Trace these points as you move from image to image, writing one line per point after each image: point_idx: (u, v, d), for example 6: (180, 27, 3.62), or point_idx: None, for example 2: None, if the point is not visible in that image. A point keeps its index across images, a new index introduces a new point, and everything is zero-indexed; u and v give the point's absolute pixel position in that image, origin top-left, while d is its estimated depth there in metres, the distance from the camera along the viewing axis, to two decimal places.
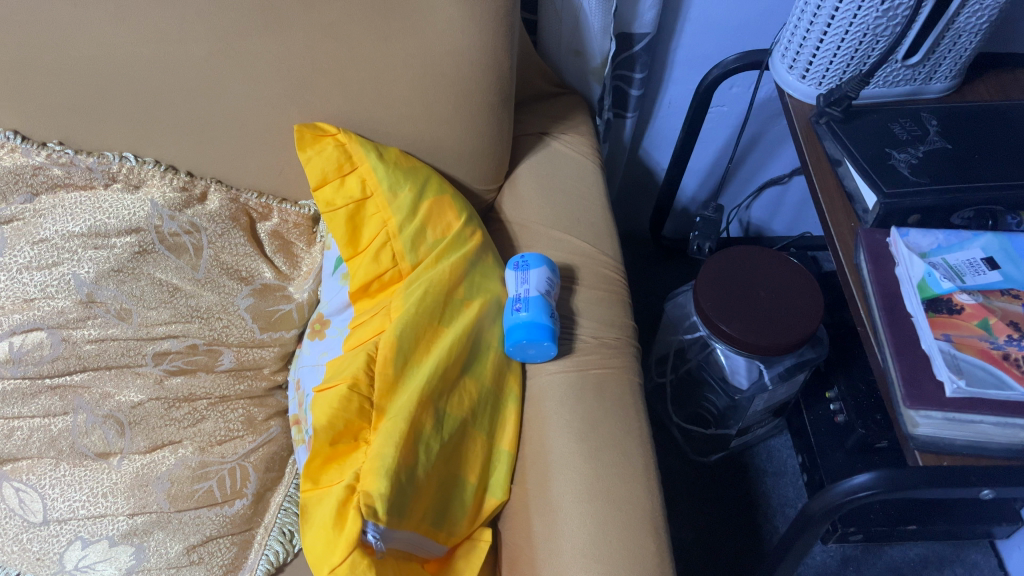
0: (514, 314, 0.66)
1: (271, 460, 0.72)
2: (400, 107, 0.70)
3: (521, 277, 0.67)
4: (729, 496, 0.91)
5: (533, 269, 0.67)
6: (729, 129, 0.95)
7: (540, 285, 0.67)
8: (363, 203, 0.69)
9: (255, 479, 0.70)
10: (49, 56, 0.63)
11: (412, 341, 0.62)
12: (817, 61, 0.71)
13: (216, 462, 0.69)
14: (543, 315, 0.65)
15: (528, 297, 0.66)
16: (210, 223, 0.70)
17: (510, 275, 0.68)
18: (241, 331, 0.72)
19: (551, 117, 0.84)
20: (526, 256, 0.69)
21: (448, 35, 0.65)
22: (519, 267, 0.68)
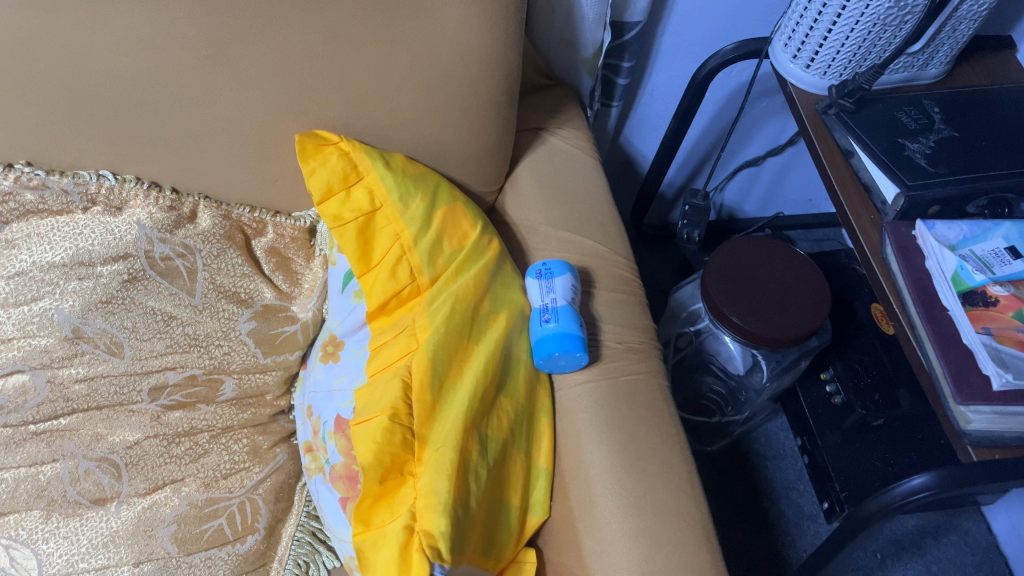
0: (540, 326, 0.63)
1: (280, 489, 0.69)
2: (403, 110, 0.65)
3: (546, 287, 0.65)
4: (735, 483, 0.92)
5: (557, 279, 0.65)
6: (710, 115, 0.93)
7: (566, 296, 0.64)
8: (372, 215, 0.65)
9: (266, 512, 0.67)
10: (13, 69, 0.56)
11: (446, 363, 0.59)
12: (823, 51, 0.70)
13: (223, 497, 0.66)
14: (573, 328, 0.63)
15: (556, 307, 0.63)
16: (204, 244, 0.65)
17: (531, 285, 0.66)
18: (243, 357, 0.67)
19: (544, 111, 0.81)
20: (548, 264, 0.66)
21: (459, 32, 0.61)
22: (541, 276, 0.66)
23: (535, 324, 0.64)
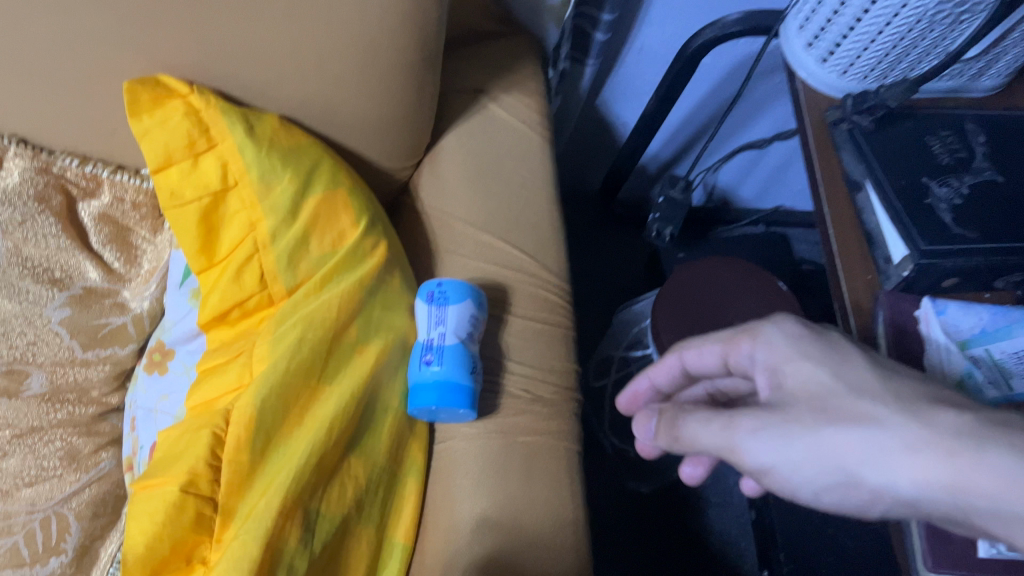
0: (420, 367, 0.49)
1: (102, 502, 0.53)
2: (274, 55, 0.49)
3: (437, 317, 0.50)
4: (665, 533, 0.80)
5: (451, 308, 0.50)
6: (709, 86, 0.76)
7: (459, 332, 0.50)
8: (222, 196, 0.50)
9: (77, 530, 0.51)
10: None
11: (274, 411, 0.45)
12: (846, 44, 0.52)
13: (22, 512, 0.51)
14: (460, 376, 0.49)
15: (442, 345, 0.49)
16: (5, 207, 0.51)
17: (421, 311, 0.51)
18: (53, 349, 0.54)
19: (491, 66, 0.65)
20: (444, 286, 0.51)
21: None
22: (433, 301, 0.51)
23: (416, 363, 0.50)
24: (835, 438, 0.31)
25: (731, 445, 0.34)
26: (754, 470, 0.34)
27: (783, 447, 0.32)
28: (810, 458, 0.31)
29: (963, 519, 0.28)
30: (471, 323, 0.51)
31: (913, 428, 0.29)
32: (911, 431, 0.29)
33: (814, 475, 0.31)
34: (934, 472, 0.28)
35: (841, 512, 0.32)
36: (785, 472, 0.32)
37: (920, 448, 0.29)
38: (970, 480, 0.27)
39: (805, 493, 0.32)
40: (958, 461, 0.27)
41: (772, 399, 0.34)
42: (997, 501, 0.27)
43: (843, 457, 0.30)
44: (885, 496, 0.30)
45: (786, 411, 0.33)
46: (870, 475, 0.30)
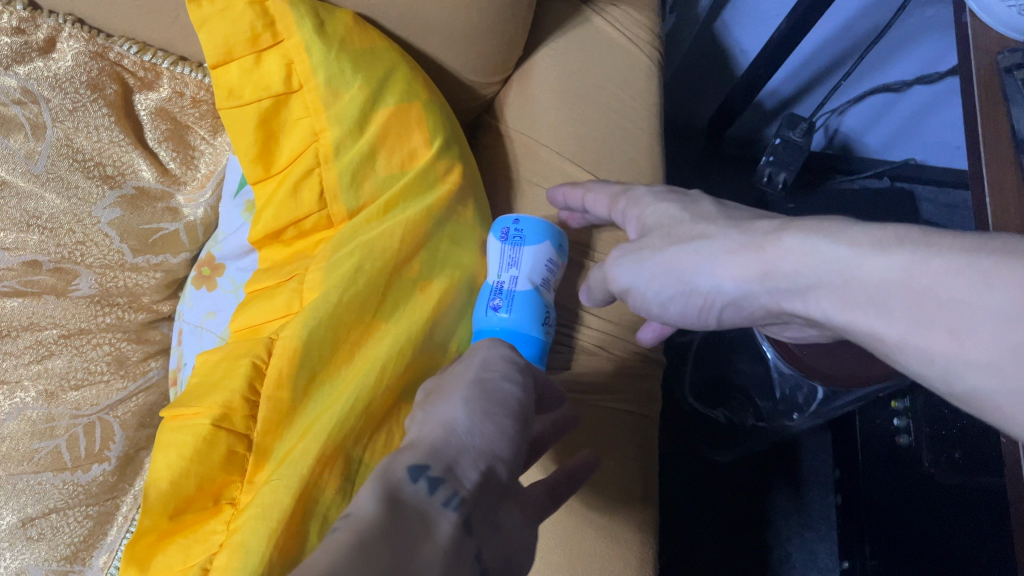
0: (486, 314, 0.44)
1: (149, 413, 0.50)
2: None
3: (511, 259, 0.44)
4: (739, 507, 0.75)
5: (525, 251, 0.44)
6: (852, 13, 0.66)
7: (533, 277, 0.44)
8: (285, 100, 0.45)
9: (121, 439, 0.49)
10: None
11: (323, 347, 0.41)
12: None
13: (67, 414, 0.48)
14: (529, 329, 0.43)
15: (512, 289, 0.44)
16: (55, 93, 0.47)
17: (493, 248, 0.46)
18: (103, 252, 0.50)
19: None
20: (520, 224, 0.45)
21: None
22: (507, 239, 0.45)
23: (483, 308, 0.44)
24: (677, 254, 0.35)
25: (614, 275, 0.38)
26: (628, 291, 0.38)
27: (639, 270, 0.37)
28: (666, 276, 0.35)
29: (773, 303, 0.31)
30: (546, 267, 0.45)
31: (745, 238, 0.32)
32: (732, 239, 0.33)
33: (663, 289, 0.36)
34: (747, 269, 0.31)
35: (692, 320, 0.37)
36: (647, 288, 0.37)
37: (741, 247, 0.32)
38: (777, 266, 0.30)
39: (667, 308, 0.37)
40: (766, 254, 0.31)
41: (642, 242, 0.37)
42: (800, 280, 0.29)
43: (676, 265, 0.34)
44: (713, 298, 0.34)
45: (651, 244, 0.36)
46: (704, 280, 0.33)
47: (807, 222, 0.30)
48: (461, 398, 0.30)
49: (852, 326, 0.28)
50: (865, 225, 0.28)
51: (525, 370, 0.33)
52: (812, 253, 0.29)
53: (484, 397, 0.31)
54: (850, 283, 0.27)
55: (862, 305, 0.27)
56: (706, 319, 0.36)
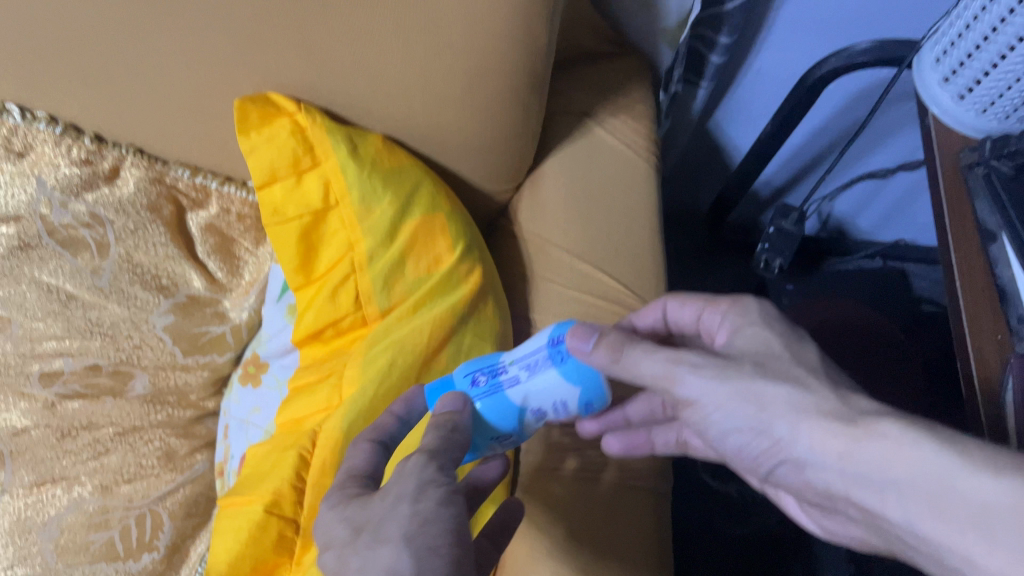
0: (456, 380, 0.40)
1: (194, 504, 0.54)
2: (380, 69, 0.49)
3: (528, 367, 0.38)
4: None
5: (548, 374, 0.38)
6: (833, 110, 0.72)
7: (534, 402, 0.38)
8: (323, 214, 0.50)
9: (169, 529, 0.52)
10: None
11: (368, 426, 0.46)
12: (986, 85, 0.48)
13: (120, 507, 0.52)
14: (488, 427, 0.39)
15: (495, 386, 0.39)
16: (119, 215, 0.53)
17: (531, 341, 0.40)
18: (157, 355, 0.55)
19: (600, 89, 0.63)
20: (568, 351, 0.37)
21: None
22: (547, 358, 0.38)
23: (462, 371, 0.40)
24: (763, 388, 0.34)
25: (663, 377, 0.36)
26: (684, 410, 0.36)
27: (711, 394, 0.35)
28: (735, 406, 0.34)
29: (844, 485, 0.31)
30: (554, 404, 0.38)
31: (841, 411, 0.32)
32: (824, 399, 0.32)
33: (727, 420, 0.35)
34: (835, 437, 0.31)
35: (746, 459, 0.36)
36: (707, 417, 0.35)
37: (836, 416, 0.32)
38: (863, 446, 0.30)
39: (725, 440, 0.36)
40: (858, 432, 0.31)
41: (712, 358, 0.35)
42: (888, 473, 0.29)
43: (751, 401, 0.34)
44: (786, 450, 0.33)
45: (728, 366, 0.35)
46: (784, 427, 0.33)
47: (909, 415, 0.30)
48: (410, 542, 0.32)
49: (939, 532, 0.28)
50: (976, 442, 0.28)
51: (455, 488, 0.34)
52: (911, 449, 0.29)
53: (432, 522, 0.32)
54: (951, 494, 0.27)
55: (963, 523, 0.27)
56: (760, 463, 0.35)
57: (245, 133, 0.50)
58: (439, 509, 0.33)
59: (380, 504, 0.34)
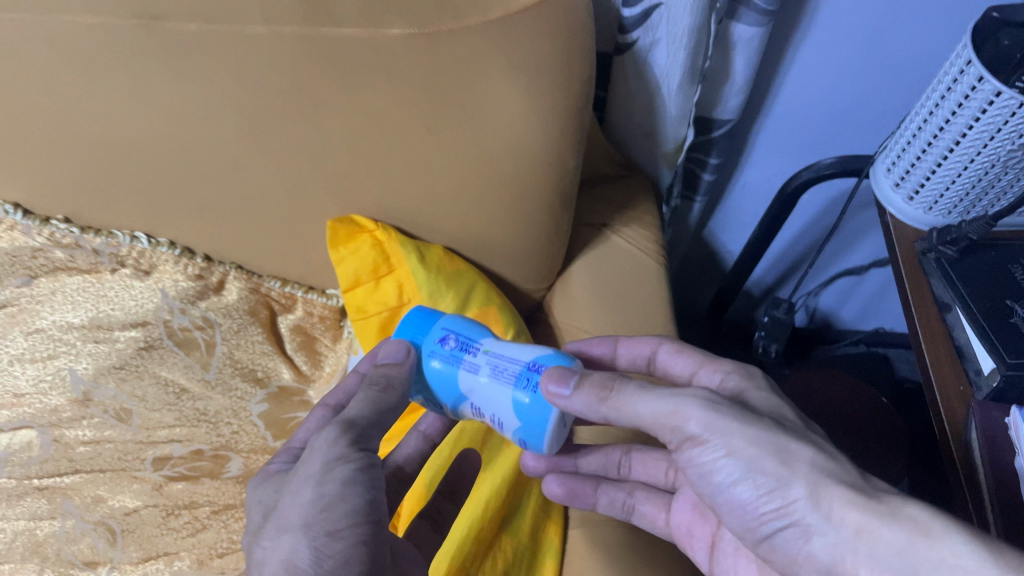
0: (433, 329, 0.49)
1: None
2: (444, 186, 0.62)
3: (491, 370, 0.45)
4: None
5: (503, 383, 0.45)
6: (806, 216, 0.86)
7: (477, 399, 0.46)
8: (398, 310, 0.62)
9: None
10: (59, 129, 0.58)
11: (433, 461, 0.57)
12: (928, 186, 0.61)
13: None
14: (430, 385, 0.48)
15: (456, 356, 0.46)
16: (226, 318, 0.67)
17: (522, 350, 0.46)
18: (251, 439, 0.65)
19: (615, 205, 0.76)
20: (539, 392, 0.44)
21: (506, 94, 0.57)
22: (513, 381, 0.44)
23: (448, 328, 0.48)
24: (782, 448, 0.38)
25: (670, 414, 0.40)
26: (689, 454, 0.40)
27: (728, 443, 0.39)
28: (753, 461, 0.38)
29: (849, 557, 0.35)
30: (491, 413, 0.46)
31: (863, 492, 0.36)
32: (842, 477, 0.37)
33: (737, 470, 0.38)
34: (853, 512, 0.35)
35: (745, 520, 0.39)
36: (718, 468, 0.39)
37: (858, 495, 0.36)
38: (878, 529, 0.34)
39: (728, 494, 0.40)
40: (875, 514, 0.35)
41: (733, 412, 0.39)
42: (897, 553, 0.33)
43: (773, 460, 0.38)
44: (796, 514, 0.37)
45: (754, 426, 0.39)
46: (801, 488, 0.37)
47: (930, 510, 0.34)
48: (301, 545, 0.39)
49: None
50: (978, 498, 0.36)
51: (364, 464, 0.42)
52: (941, 546, 0.33)
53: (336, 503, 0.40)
54: None
55: None
56: (760, 526, 0.39)
57: (332, 232, 0.61)
58: (340, 492, 0.40)
59: (298, 484, 0.41)
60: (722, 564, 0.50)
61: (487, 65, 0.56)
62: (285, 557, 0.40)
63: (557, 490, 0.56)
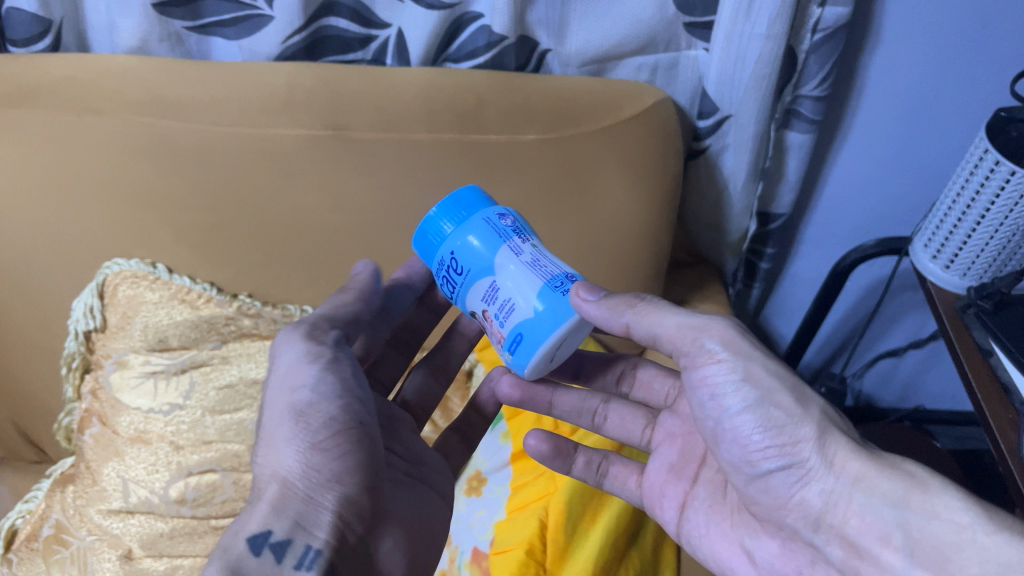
0: (491, 209, 0.53)
1: None
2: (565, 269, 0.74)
3: (529, 262, 0.50)
4: None
5: (533, 278, 0.50)
6: (850, 301, 0.98)
7: (503, 278, 0.50)
8: None
9: None
10: (257, 219, 0.70)
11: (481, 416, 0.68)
12: (962, 255, 0.74)
13: None
14: (463, 251, 0.52)
15: (505, 234, 0.52)
16: None
17: (558, 265, 0.52)
18: None
19: (689, 286, 0.90)
20: (569, 296, 0.49)
21: (615, 186, 0.71)
22: (546, 278, 0.50)
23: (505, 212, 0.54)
24: (796, 391, 0.47)
25: (698, 329, 0.49)
26: (704, 373, 0.49)
27: (749, 374, 0.47)
28: (769, 395, 0.47)
29: (846, 496, 0.44)
30: (506, 299, 0.50)
31: (862, 448, 0.45)
32: (847, 434, 0.46)
33: (750, 395, 0.47)
34: (857, 462, 0.44)
35: (744, 446, 0.48)
36: (728, 391, 0.48)
37: (858, 450, 0.45)
38: (877, 479, 0.44)
39: (734, 420, 0.48)
40: (875, 467, 0.44)
41: (756, 352, 0.48)
42: (890, 499, 0.43)
43: (789, 399, 0.46)
44: (800, 452, 0.46)
45: (776, 368, 0.48)
46: (811, 429, 0.46)
47: (924, 471, 0.44)
48: (289, 446, 0.48)
49: (921, 556, 0.41)
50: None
51: (324, 374, 0.50)
52: (933, 498, 0.42)
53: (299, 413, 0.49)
54: (938, 530, 0.41)
55: (944, 546, 0.40)
56: (759, 458, 0.47)
57: None
58: (312, 398, 0.49)
59: (277, 403, 0.50)
60: (692, 519, 0.57)
61: (600, 163, 0.71)
62: (273, 457, 0.49)
63: (543, 446, 0.63)
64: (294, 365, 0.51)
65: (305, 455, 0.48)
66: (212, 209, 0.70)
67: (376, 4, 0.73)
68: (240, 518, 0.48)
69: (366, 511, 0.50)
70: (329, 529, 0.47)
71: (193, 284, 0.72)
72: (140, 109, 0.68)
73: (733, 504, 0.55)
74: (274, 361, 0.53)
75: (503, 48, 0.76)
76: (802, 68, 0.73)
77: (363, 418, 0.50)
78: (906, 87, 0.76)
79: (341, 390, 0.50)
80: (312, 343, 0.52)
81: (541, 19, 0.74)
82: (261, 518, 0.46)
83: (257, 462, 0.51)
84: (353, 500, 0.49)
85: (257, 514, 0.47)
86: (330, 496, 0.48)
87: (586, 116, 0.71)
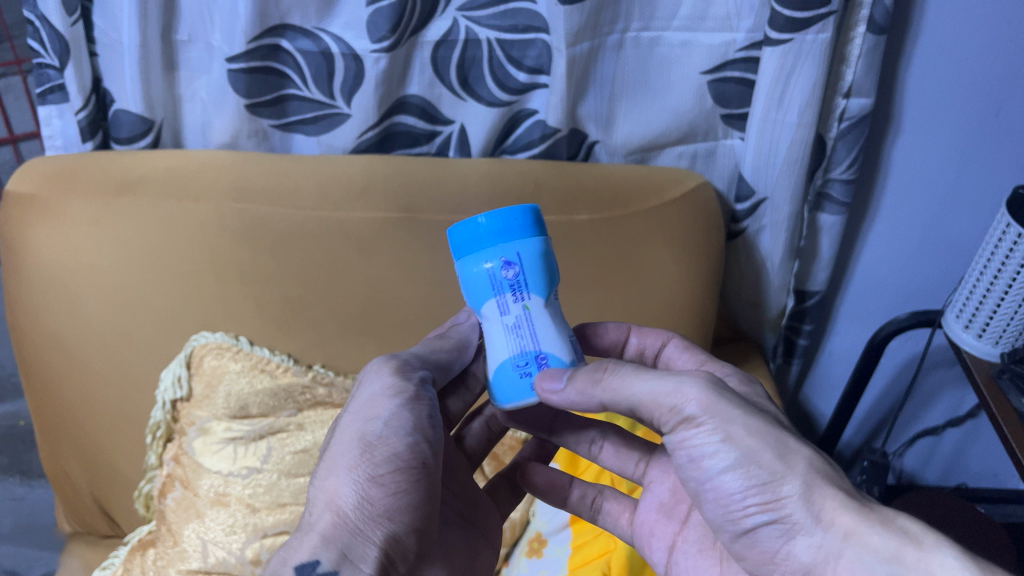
0: (502, 249, 0.50)
1: None
2: None
3: (511, 329, 0.50)
4: None
5: (506, 350, 0.51)
6: (887, 376, 1.02)
7: (488, 327, 0.52)
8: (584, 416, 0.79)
9: None
10: (333, 295, 0.76)
11: (530, 456, 0.70)
12: (992, 324, 0.78)
13: None
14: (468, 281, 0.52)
15: (500, 286, 0.50)
16: None
17: (552, 330, 0.51)
18: None
19: (731, 360, 0.94)
20: (534, 382, 0.50)
21: (664, 261, 0.78)
22: (516, 352, 0.50)
23: (524, 253, 0.50)
24: (779, 448, 0.46)
25: (671, 395, 0.48)
26: (683, 435, 0.48)
27: (729, 434, 0.47)
28: (750, 454, 0.46)
29: (835, 553, 0.44)
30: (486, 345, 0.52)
31: (851, 501, 0.45)
32: (835, 492, 0.45)
33: (731, 457, 0.46)
34: (845, 519, 0.44)
35: (727, 505, 0.48)
36: (711, 453, 0.47)
37: (848, 505, 0.45)
38: (867, 535, 0.43)
39: (716, 480, 0.48)
40: (863, 524, 0.44)
41: (736, 411, 0.47)
42: (880, 556, 0.43)
43: (772, 457, 0.46)
44: (784, 507, 0.45)
45: (757, 425, 0.47)
46: (795, 486, 0.45)
47: (916, 527, 0.44)
48: (351, 476, 0.50)
49: None
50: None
51: (401, 410, 0.52)
52: (927, 555, 0.42)
53: (370, 445, 0.50)
54: None
55: None
56: (742, 515, 0.47)
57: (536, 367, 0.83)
58: (384, 432, 0.51)
59: (355, 427, 0.52)
60: (681, 563, 0.58)
61: (650, 240, 0.77)
62: (331, 484, 0.50)
63: (540, 480, 0.65)
64: (374, 398, 0.53)
65: (365, 491, 0.49)
66: (293, 285, 0.76)
67: (442, 103, 0.81)
68: (292, 542, 0.49)
69: (413, 554, 0.51)
70: (374, 564, 0.48)
71: (273, 355, 0.78)
72: (234, 196, 0.75)
73: (723, 552, 0.56)
74: (358, 392, 0.55)
75: (556, 139, 0.83)
76: (830, 154, 0.79)
77: (430, 459, 0.52)
78: (928, 170, 0.82)
79: (413, 427, 0.52)
80: (398, 379, 0.54)
81: (591, 113, 0.82)
82: (311, 545, 0.48)
83: (313, 484, 0.52)
84: (402, 541, 0.50)
85: (308, 540, 0.48)
86: (379, 534, 0.49)
87: (634, 199, 0.77)
